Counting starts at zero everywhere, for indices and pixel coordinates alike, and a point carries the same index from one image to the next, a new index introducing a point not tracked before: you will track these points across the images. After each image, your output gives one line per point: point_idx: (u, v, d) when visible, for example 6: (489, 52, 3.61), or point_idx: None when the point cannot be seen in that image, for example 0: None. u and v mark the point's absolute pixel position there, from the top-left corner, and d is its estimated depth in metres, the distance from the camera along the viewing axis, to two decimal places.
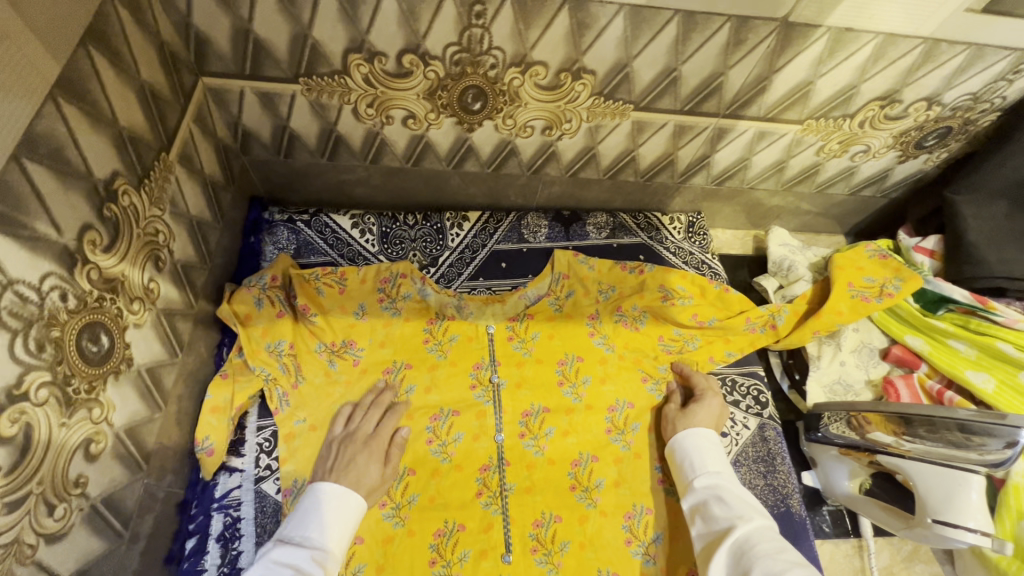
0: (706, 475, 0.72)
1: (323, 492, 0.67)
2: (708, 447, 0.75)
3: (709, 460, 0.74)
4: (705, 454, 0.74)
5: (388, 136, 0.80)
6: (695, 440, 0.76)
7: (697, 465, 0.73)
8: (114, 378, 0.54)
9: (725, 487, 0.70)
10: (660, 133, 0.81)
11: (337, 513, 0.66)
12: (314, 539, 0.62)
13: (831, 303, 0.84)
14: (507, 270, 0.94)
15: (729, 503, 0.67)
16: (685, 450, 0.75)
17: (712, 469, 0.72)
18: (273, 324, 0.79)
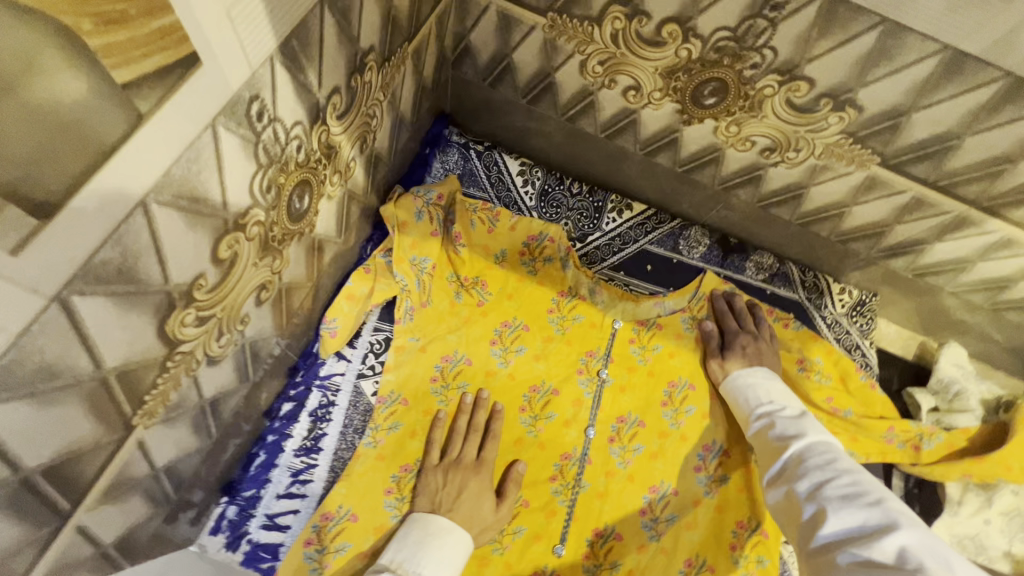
0: (764, 403, 0.73)
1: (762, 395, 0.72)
2: (767, 384, 0.76)
3: (764, 392, 0.75)
4: (763, 390, 0.75)
5: (600, 100, 0.76)
6: (752, 377, 0.77)
7: (751, 399, 0.75)
8: (298, 238, 0.55)
9: (776, 410, 0.71)
10: (891, 199, 0.71)
11: (442, 552, 0.62)
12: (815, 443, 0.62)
13: (1002, 454, 0.73)
14: (650, 274, 0.89)
15: (783, 422, 0.68)
16: (738, 388, 0.77)
17: (768, 398, 0.74)
18: (424, 241, 0.78)
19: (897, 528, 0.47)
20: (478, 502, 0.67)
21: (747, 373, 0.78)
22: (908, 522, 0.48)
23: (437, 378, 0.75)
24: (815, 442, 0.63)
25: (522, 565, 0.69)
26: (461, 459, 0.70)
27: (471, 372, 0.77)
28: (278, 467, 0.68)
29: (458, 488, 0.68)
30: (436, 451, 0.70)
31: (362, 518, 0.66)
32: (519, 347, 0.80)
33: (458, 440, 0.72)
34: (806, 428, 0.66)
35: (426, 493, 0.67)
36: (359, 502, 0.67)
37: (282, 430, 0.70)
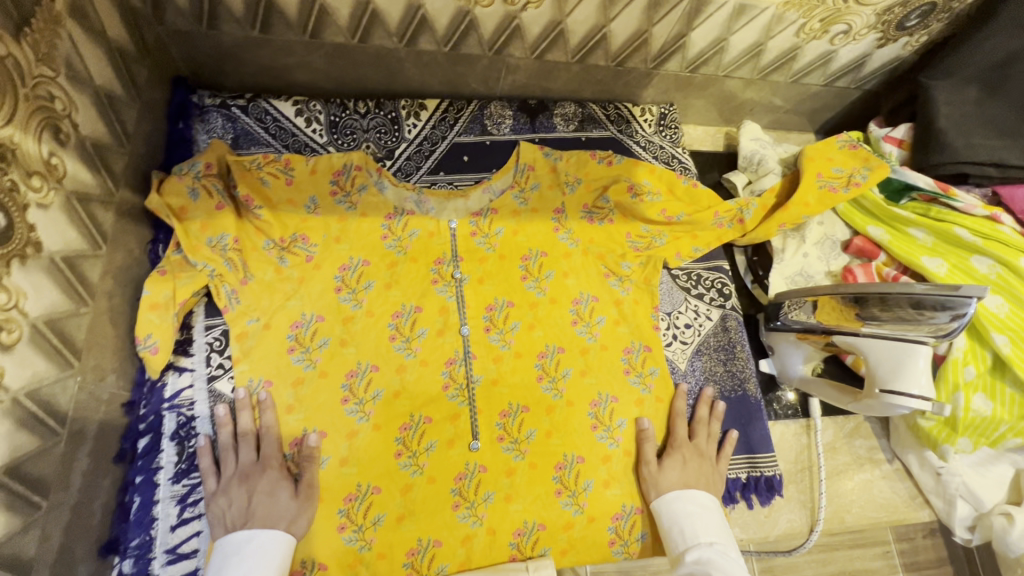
0: (693, 548, 0.67)
1: (691, 499, 0.72)
2: (704, 508, 0.72)
3: (701, 528, 0.69)
4: (696, 521, 0.70)
5: (329, 1, 0.70)
6: (686, 503, 0.71)
7: (689, 534, 0.69)
8: (20, 263, 0.47)
9: (716, 557, 0.65)
10: (635, 4, 0.74)
11: (256, 556, 0.60)
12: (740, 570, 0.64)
13: (799, 194, 0.83)
14: (470, 164, 0.88)
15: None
16: (675, 514, 0.71)
17: (708, 539, 0.68)
18: (213, 218, 0.71)
19: None
20: None
21: (681, 498, 0.72)
22: None
23: (294, 347, 0.72)
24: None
25: (445, 475, 0.71)
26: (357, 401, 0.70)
27: (327, 327, 0.74)
28: (160, 501, 0.63)
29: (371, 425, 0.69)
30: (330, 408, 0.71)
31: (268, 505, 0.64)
32: (366, 281, 0.77)
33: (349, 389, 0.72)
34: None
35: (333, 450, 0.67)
36: (254, 496, 0.64)
37: (149, 466, 0.64)
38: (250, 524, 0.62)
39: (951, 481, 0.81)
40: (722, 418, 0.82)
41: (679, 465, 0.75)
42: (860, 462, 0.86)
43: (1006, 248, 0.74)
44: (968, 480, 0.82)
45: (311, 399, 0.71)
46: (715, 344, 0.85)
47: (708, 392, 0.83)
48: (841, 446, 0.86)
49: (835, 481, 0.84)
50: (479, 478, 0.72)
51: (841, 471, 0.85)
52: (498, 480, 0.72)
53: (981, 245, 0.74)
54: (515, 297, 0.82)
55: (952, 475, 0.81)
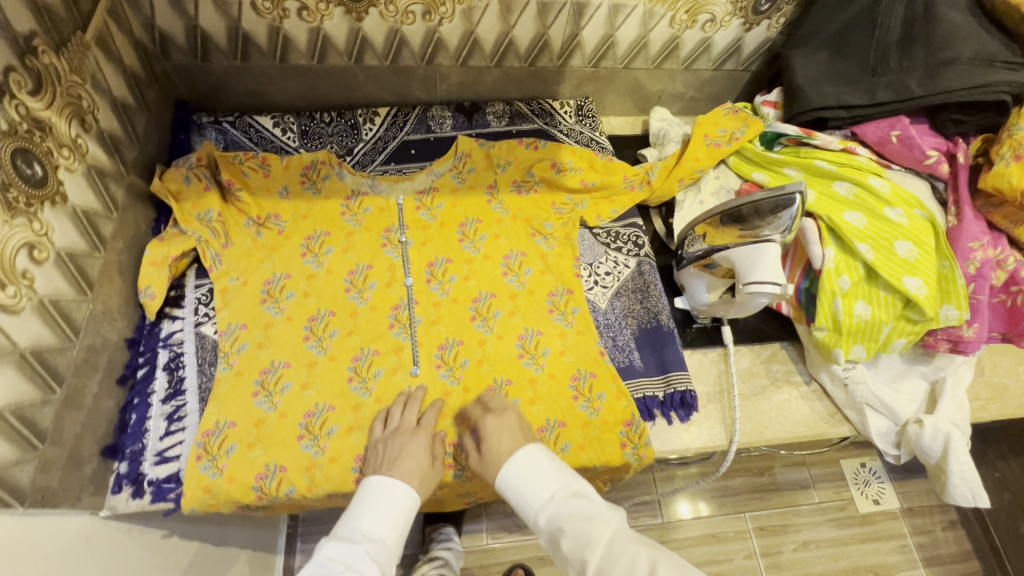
0: (545, 506, 0.68)
1: (522, 460, 0.72)
2: (531, 462, 0.72)
3: (538, 487, 0.70)
4: (534, 483, 0.70)
5: (290, 31, 0.91)
6: (516, 471, 0.71)
7: (531, 498, 0.70)
8: (51, 204, 0.65)
9: (563, 505, 0.67)
10: (527, 12, 0.93)
11: (385, 507, 0.71)
12: (558, 510, 0.67)
13: (689, 153, 0.98)
14: (416, 155, 1.07)
15: (568, 530, 0.63)
16: (513, 490, 0.71)
17: (547, 494, 0.69)
18: (202, 198, 0.89)
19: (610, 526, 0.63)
20: None
21: (511, 467, 0.72)
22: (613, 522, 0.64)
23: (266, 298, 0.88)
24: (607, 550, 0.61)
25: (390, 395, 0.83)
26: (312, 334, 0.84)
27: (294, 282, 0.90)
28: (152, 418, 0.78)
29: None
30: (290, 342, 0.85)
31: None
32: (325, 245, 0.94)
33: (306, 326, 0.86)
34: (586, 526, 0.63)
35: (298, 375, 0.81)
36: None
37: (145, 390, 0.79)
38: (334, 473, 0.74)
39: (857, 389, 0.88)
40: (640, 346, 0.92)
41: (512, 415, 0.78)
42: (778, 384, 0.94)
43: (861, 173, 0.86)
44: (871, 388, 0.89)
45: (278, 337, 0.85)
46: (630, 284, 0.98)
47: (627, 326, 0.94)
48: (759, 370, 0.95)
49: (754, 401, 0.92)
50: (419, 398, 0.83)
51: (760, 392, 0.93)
52: (436, 400, 0.84)
53: (838, 172, 0.87)
54: (451, 256, 0.96)
55: (856, 382, 0.88)
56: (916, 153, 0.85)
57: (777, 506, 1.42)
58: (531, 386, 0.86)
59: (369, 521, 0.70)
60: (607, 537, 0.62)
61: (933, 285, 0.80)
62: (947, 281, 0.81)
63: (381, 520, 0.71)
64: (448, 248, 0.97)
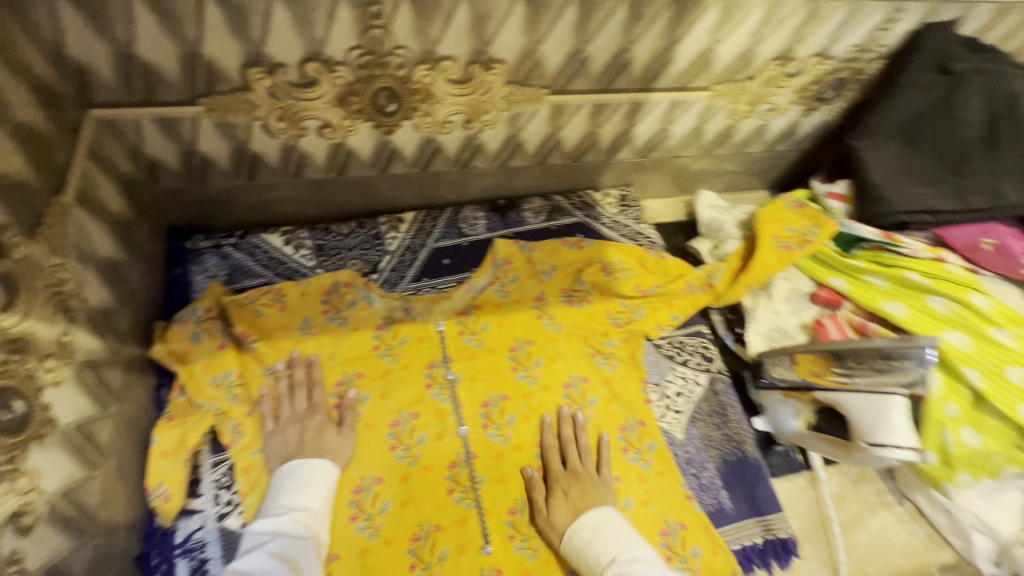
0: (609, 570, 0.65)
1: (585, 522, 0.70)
2: (597, 525, 0.70)
3: (601, 549, 0.67)
4: (597, 542, 0.68)
5: (306, 148, 0.77)
6: (580, 534, 0.69)
7: (596, 559, 0.67)
8: (38, 443, 0.50)
9: (630, 567, 0.63)
10: (580, 114, 0.82)
11: (305, 479, 0.70)
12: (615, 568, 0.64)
13: (758, 256, 0.90)
14: (451, 266, 0.94)
15: None
16: (579, 546, 0.69)
17: (611, 556, 0.66)
18: (215, 357, 0.76)
19: None
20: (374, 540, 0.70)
21: (580, 528, 0.70)
22: None
23: None
24: None
25: None
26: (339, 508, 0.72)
27: None
28: None
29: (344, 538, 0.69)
30: None
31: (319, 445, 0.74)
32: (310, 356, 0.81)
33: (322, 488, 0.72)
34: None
35: None
36: (305, 441, 0.73)
37: None
38: (301, 454, 0.72)
39: (963, 515, 0.81)
40: (726, 483, 0.83)
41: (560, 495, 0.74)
42: (872, 507, 0.86)
43: (958, 288, 0.79)
44: (978, 511, 0.81)
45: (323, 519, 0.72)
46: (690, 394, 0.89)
47: (709, 459, 0.84)
48: (850, 494, 0.87)
49: (851, 532, 0.84)
50: None
51: (856, 520, 0.85)
52: None
53: (933, 286, 0.79)
54: (506, 391, 0.84)
55: (962, 509, 0.81)
56: (1012, 262, 0.79)
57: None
58: None
59: (289, 495, 0.68)
60: None
61: None
62: None
63: (304, 492, 0.69)
64: (501, 381, 0.85)
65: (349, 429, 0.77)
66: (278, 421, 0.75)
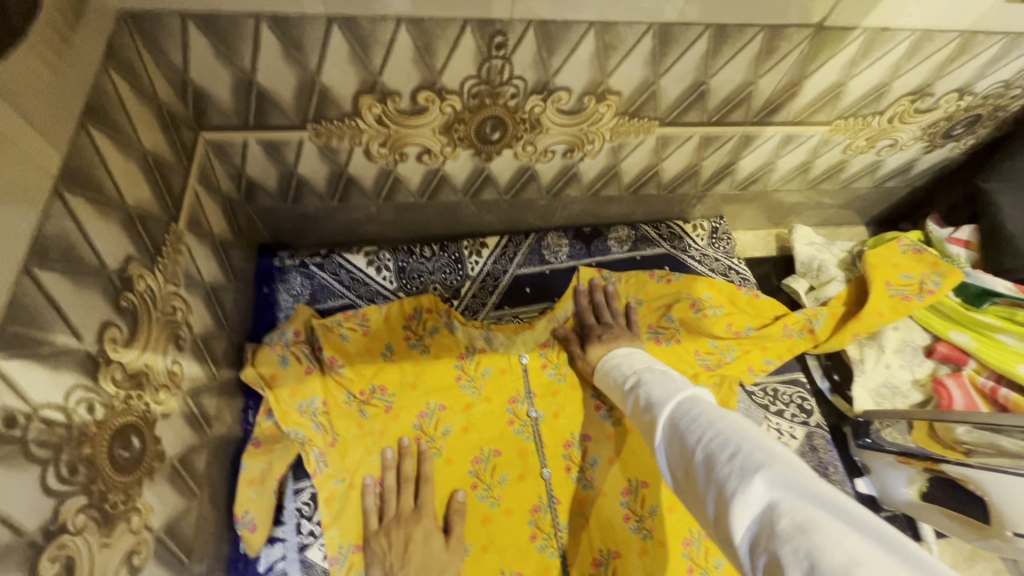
0: (630, 379, 0.67)
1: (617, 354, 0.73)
2: (628, 355, 0.72)
3: (625, 369, 0.69)
4: (622, 367, 0.70)
5: (402, 173, 0.75)
6: (609, 371, 0.73)
7: (620, 377, 0.69)
8: (149, 480, 0.49)
9: (648, 373, 0.64)
10: (686, 146, 0.77)
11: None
12: (637, 378, 0.66)
13: (871, 305, 0.82)
14: (531, 295, 0.91)
15: (649, 390, 0.61)
16: (607, 373, 0.72)
17: (634, 369, 0.68)
18: (302, 382, 0.74)
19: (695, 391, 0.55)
20: (428, 545, 0.68)
21: (615, 357, 0.74)
22: (695, 393, 0.55)
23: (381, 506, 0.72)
24: (686, 398, 0.55)
25: None
26: (401, 513, 0.71)
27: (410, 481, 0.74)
28: None
29: (404, 541, 0.68)
30: (375, 516, 0.70)
31: (425, 552, 0.67)
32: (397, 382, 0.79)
33: (393, 495, 0.72)
34: (668, 389, 0.58)
35: (376, 560, 0.67)
36: (410, 542, 0.67)
37: None
38: (407, 568, 0.65)
39: None
40: None
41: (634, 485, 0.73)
42: None
43: None
44: None
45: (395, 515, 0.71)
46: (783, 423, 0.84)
47: None
48: (962, 571, 0.79)
49: None
50: None
51: None
52: None
53: None
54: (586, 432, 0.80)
55: None
56: None
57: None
58: None
59: None
60: (687, 404, 0.53)
61: None
62: None
63: None
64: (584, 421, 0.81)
65: (456, 542, 0.70)
66: (379, 525, 0.70)
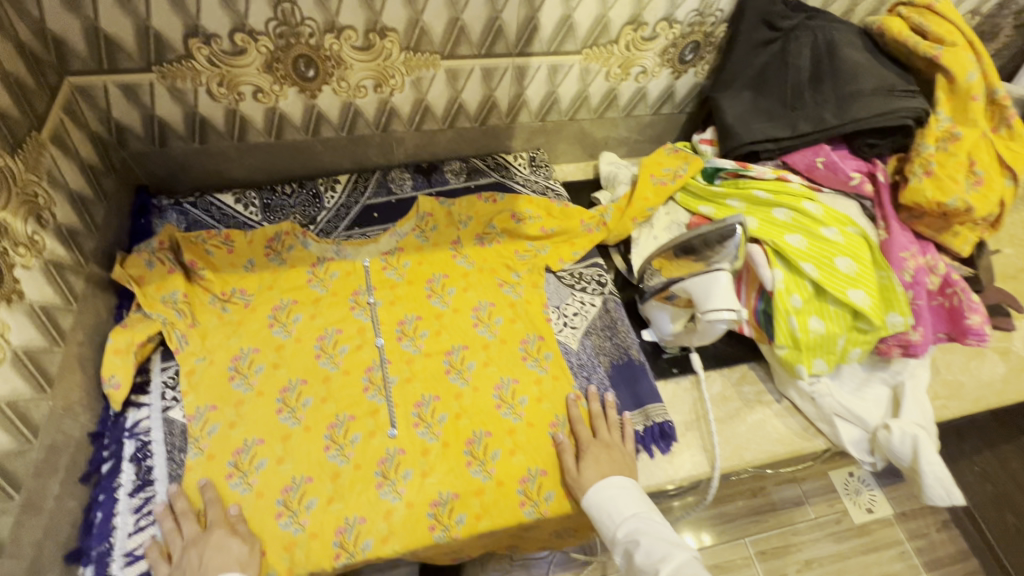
0: (627, 522, 0.76)
1: (608, 487, 0.79)
2: (622, 486, 0.80)
3: (624, 504, 0.78)
4: (618, 499, 0.79)
5: (246, 112, 0.95)
6: (608, 489, 0.79)
7: (615, 513, 0.77)
8: (7, 304, 0.66)
9: (642, 525, 0.76)
10: (473, 78, 0.99)
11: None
12: (629, 528, 0.76)
13: (638, 193, 1.05)
14: (379, 218, 1.09)
15: (647, 545, 0.73)
16: (599, 503, 0.79)
17: (629, 513, 0.77)
18: (165, 280, 0.91)
19: (691, 551, 0.72)
20: (224, 548, 0.71)
21: (608, 486, 0.79)
22: (686, 550, 0.71)
23: (233, 375, 0.87)
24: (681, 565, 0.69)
25: (368, 461, 0.82)
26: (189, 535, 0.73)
27: (262, 355, 0.89)
28: (119, 513, 0.75)
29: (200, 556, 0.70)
30: (176, 539, 0.73)
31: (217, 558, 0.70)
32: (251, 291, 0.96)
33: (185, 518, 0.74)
34: (664, 544, 0.73)
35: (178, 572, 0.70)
36: (216, 540, 0.71)
37: (110, 486, 0.77)
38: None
39: (825, 402, 0.92)
40: (614, 383, 0.94)
41: (593, 458, 0.83)
42: (751, 404, 0.96)
43: (795, 198, 0.92)
44: (838, 399, 0.92)
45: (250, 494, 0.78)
46: (610, 422, 0.88)
47: (600, 363, 0.96)
48: (732, 394, 0.97)
49: (730, 424, 0.94)
50: (399, 459, 0.83)
51: (735, 415, 0.95)
52: (416, 459, 0.83)
53: (775, 199, 0.93)
54: (415, 314, 0.97)
55: (823, 395, 0.92)
56: (842, 176, 0.92)
57: (777, 527, 1.54)
58: (510, 435, 0.86)
59: None
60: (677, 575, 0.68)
61: (876, 295, 0.85)
62: (888, 289, 0.86)
63: None
64: (412, 306, 0.98)
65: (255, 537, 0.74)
66: (173, 559, 0.71)
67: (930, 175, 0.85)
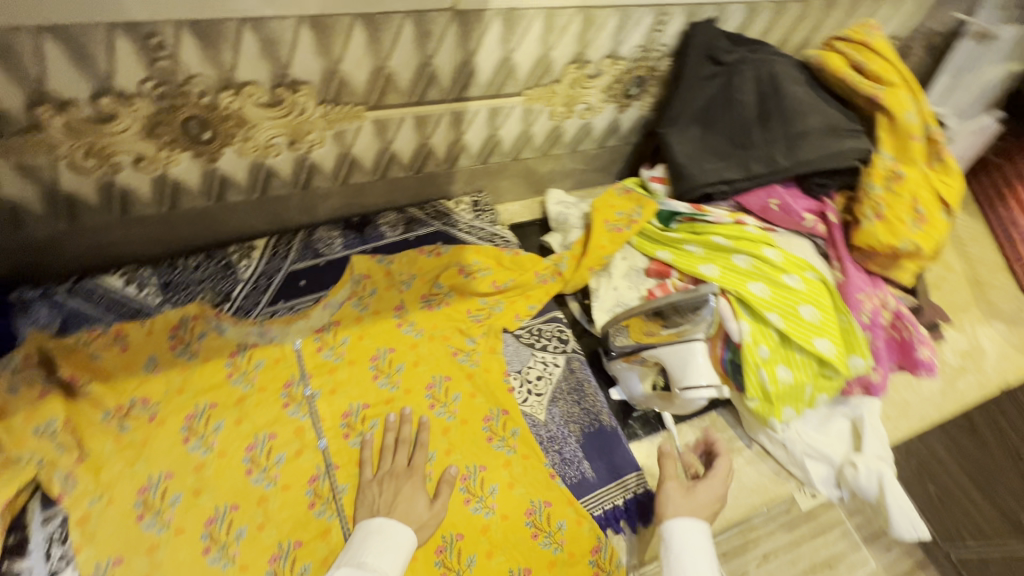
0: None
1: (693, 529, 0.72)
2: (705, 538, 0.72)
3: (705, 558, 0.70)
4: (701, 552, 0.71)
5: (126, 183, 0.77)
6: (695, 532, 0.72)
7: (694, 562, 0.70)
8: None
9: None
10: (404, 127, 0.87)
11: (387, 541, 0.69)
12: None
13: (594, 240, 0.99)
14: (306, 286, 0.94)
15: None
16: (683, 541, 0.71)
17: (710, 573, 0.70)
18: (37, 406, 0.74)
19: None
20: None
21: (691, 529, 0.72)
22: None
23: (143, 513, 0.71)
24: None
25: None
26: None
27: (178, 481, 0.74)
28: None
29: None
30: None
31: None
32: (154, 398, 0.80)
33: None
34: None
35: None
36: (397, 495, 0.76)
37: None
38: None
39: (795, 446, 0.92)
40: (588, 453, 0.88)
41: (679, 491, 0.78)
42: None
43: (754, 244, 0.90)
44: (807, 441, 0.92)
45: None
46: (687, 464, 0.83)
47: (571, 434, 0.89)
48: None
49: None
50: None
51: None
52: None
53: (734, 246, 0.91)
54: (363, 402, 0.85)
55: (793, 440, 0.92)
56: (795, 217, 0.91)
57: None
58: (484, 535, 0.78)
59: (375, 556, 0.68)
60: None
61: (839, 341, 0.85)
62: (850, 333, 0.86)
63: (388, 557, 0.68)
64: (356, 391, 0.86)
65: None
66: None
67: (881, 218, 0.90)
